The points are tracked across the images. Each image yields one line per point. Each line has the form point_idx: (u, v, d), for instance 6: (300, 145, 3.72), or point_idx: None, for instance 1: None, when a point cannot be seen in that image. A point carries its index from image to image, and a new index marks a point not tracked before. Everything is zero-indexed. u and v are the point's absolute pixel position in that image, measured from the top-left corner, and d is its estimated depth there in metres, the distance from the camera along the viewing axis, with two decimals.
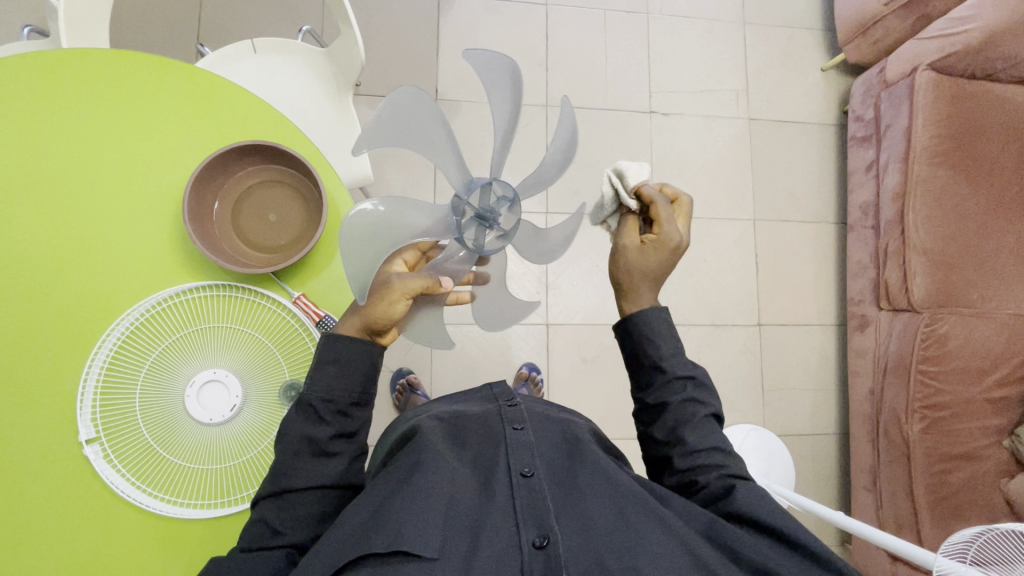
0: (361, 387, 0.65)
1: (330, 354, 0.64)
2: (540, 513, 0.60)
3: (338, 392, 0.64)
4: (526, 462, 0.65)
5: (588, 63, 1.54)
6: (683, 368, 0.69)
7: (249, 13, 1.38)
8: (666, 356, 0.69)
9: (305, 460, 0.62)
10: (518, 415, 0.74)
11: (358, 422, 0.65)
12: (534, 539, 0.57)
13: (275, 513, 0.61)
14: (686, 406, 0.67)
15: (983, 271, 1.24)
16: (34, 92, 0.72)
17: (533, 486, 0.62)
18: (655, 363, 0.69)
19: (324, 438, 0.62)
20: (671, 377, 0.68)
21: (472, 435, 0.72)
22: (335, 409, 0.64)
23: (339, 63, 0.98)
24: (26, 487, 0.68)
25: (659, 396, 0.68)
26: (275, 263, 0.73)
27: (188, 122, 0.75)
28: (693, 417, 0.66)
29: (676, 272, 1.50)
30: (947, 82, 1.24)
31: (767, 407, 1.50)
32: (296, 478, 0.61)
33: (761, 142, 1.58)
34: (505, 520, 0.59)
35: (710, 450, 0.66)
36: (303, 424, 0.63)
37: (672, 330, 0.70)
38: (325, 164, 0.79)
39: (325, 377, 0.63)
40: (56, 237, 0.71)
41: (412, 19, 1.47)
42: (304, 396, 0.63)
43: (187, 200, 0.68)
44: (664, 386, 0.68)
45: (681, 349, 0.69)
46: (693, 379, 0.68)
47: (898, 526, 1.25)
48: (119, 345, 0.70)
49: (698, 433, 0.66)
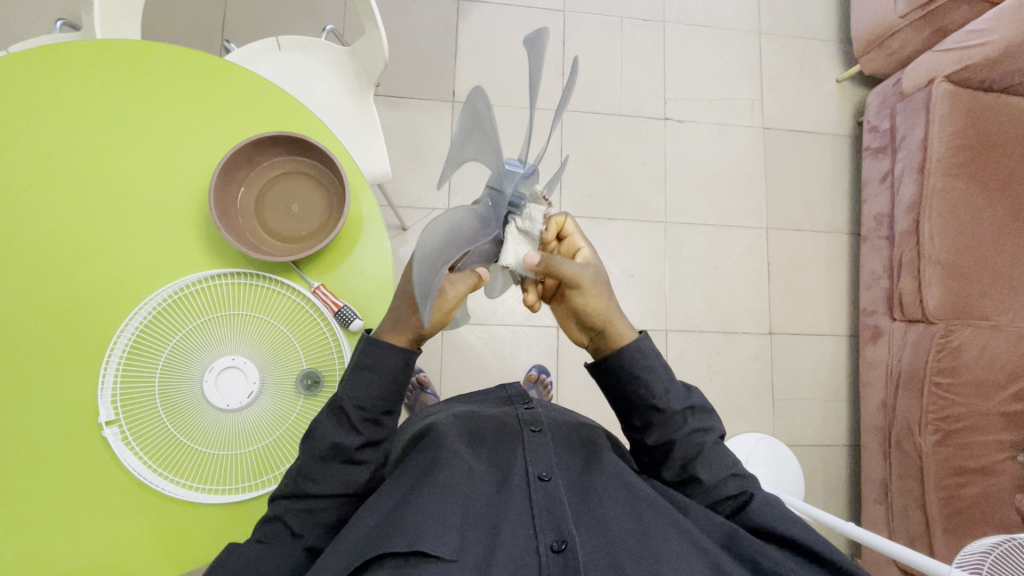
0: (395, 396, 0.63)
1: (367, 361, 0.61)
2: (558, 517, 0.59)
3: (372, 401, 0.62)
4: (544, 466, 0.65)
5: (605, 68, 1.55)
6: (680, 400, 0.66)
7: (273, 12, 1.41)
8: (660, 394, 0.66)
9: (331, 466, 0.62)
10: (535, 418, 0.74)
11: (386, 430, 0.65)
12: (551, 543, 0.57)
13: (296, 515, 0.62)
14: (692, 438, 0.65)
15: (998, 284, 1.23)
16: (67, 80, 0.74)
17: (550, 489, 0.62)
18: (651, 404, 0.66)
19: (353, 447, 0.62)
20: (672, 413, 0.65)
21: (488, 433, 0.72)
22: (368, 418, 0.63)
23: (362, 60, 1.00)
24: (45, 468, 0.68)
25: (663, 436, 0.66)
26: (296, 253, 0.74)
27: (215, 111, 0.77)
28: (701, 450, 0.65)
29: (688, 277, 1.50)
30: (964, 94, 1.24)
31: (776, 417, 1.49)
32: (321, 481, 0.62)
33: (775, 151, 1.59)
34: (523, 523, 0.59)
35: (724, 477, 0.64)
36: (333, 430, 0.62)
37: (663, 365, 0.67)
38: (346, 153, 0.80)
39: (361, 385, 0.62)
40: (83, 222, 0.72)
41: (431, 22, 1.49)
42: (337, 401, 0.62)
43: (213, 189, 0.70)
44: (666, 424, 0.66)
45: (672, 380, 0.67)
46: (691, 409, 0.67)
47: (909, 540, 1.23)
48: (140, 329, 0.71)
49: (710, 464, 0.65)
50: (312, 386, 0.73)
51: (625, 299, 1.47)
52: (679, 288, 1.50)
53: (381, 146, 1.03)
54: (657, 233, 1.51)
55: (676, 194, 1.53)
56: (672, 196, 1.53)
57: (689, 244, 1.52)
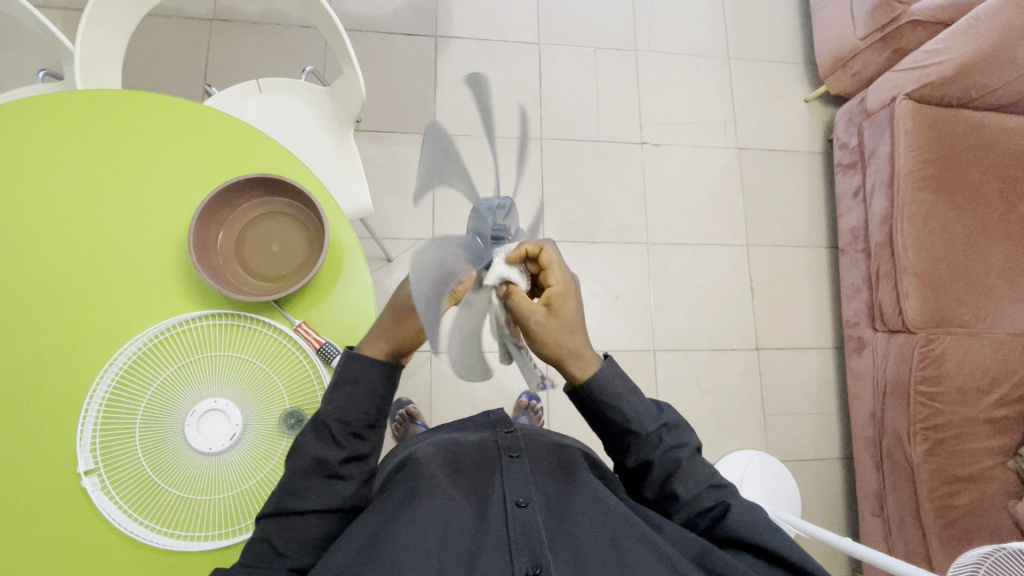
0: (377, 409, 0.63)
1: (349, 375, 0.61)
2: (534, 542, 0.59)
3: (353, 415, 0.62)
4: (522, 492, 0.64)
5: (581, 97, 1.59)
6: (652, 419, 0.65)
7: (255, 56, 1.44)
8: (632, 416, 0.64)
9: (312, 481, 0.61)
10: (515, 443, 0.73)
11: (370, 445, 0.64)
12: (526, 568, 0.56)
13: (277, 532, 0.60)
14: (669, 455, 0.64)
15: (974, 291, 1.26)
16: (51, 129, 0.75)
17: (527, 517, 0.62)
18: (625, 427, 0.64)
19: (335, 462, 0.61)
20: (646, 434, 0.64)
21: (469, 461, 0.71)
22: (350, 432, 0.62)
23: (341, 99, 1.02)
24: (23, 520, 0.67)
25: (640, 458, 0.65)
26: (276, 291, 0.74)
27: (195, 154, 0.78)
28: (678, 465, 0.64)
29: (673, 297, 1.52)
30: (926, 110, 1.29)
31: (769, 433, 1.49)
32: (303, 497, 0.61)
33: (751, 170, 1.63)
34: (499, 551, 0.58)
35: (703, 489, 0.64)
36: (314, 445, 0.61)
37: (631, 388, 0.65)
38: (324, 190, 0.81)
39: (342, 397, 0.61)
40: (63, 269, 0.72)
41: (411, 59, 1.54)
42: (318, 416, 0.62)
43: (193, 231, 0.70)
44: (641, 445, 0.65)
45: (642, 401, 0.65)
46: (665, 426, 0.65)
47: (909, 553, 1.23)
48: (121, 374, 0.71)
49: (688, 479, 0.64)
50: (296, 425, 0.73)
51: (613, 321, 1.48)
52: (665, 307, 1.51)
53: (363, 182, 1.05)
54: (640, 254, 1.53)
55: (658, 215, 1.56)
56: (654, 219, 1.56)
57: (672, 264, 1.54)
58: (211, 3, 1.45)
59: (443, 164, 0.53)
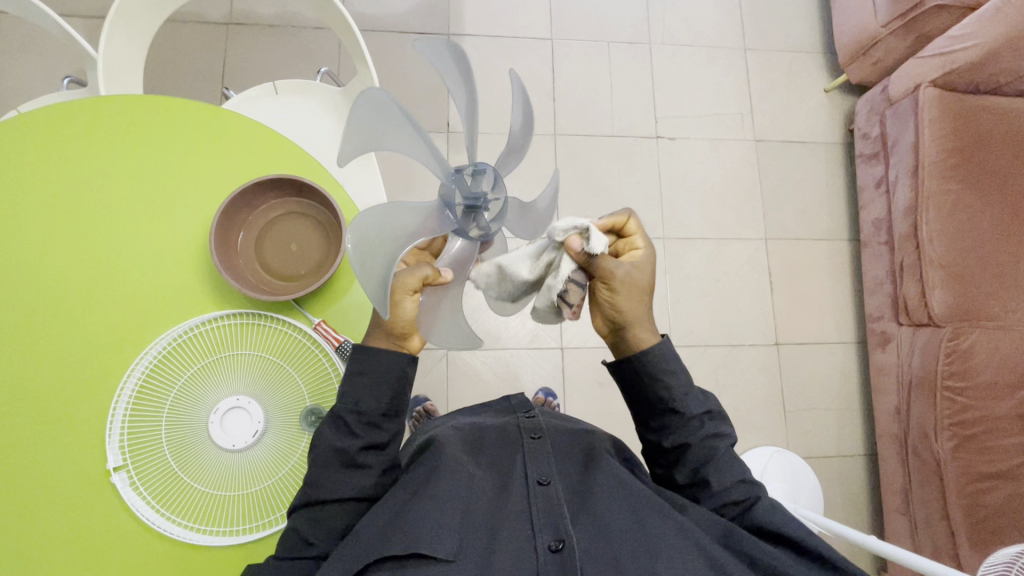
0: (390, 399, 0.64)
1: (357, 366, 0.63)
2: (556, 517, 0.59)
3: (367, 404, 0.63)
4: (543, 471, 0.65)
5: (594, 91, 1.58)
6: (698, 404, 0.66)
7: (270, 58, 1.46)
8: (679, 396, 0.65)
9: (333, 471, 0.62)
10: (536, 427, 0.74)
11: (387, 434, 0.64)
12: (550, 542, 0.57)
13: (307, 523, 0.61)
14: (707, 443, 0.64)
15: (1004, 283, 1.22)
16: (75, 135, 0.77)
17: (549, 493, 0.62)
18: (669, 406, 0.65)
19: (353, 450, 0.62)
20: (689, 416, 0.65)
21: (488, 444, 0.72)
22: (365, 421, 0.63)
23: (356, 100, 1.03)
24: (54, 516, 0.69)
25: (677, 439, 0.65)
26: (296, 291, 0.75)
27: (215, 156, 0.79)
28: (714, 453, 0.64)
29: (690, 292, 1.51)
30: (951, 98, 1.25)
31: (790, 429, 1.47)
32: (327, 487, 0.62)
33: (768, 162, 1.60)
34: (521, 524, 0.59)
35: (733, 482, 0.64)
36: (331, 435, 0.63)
37: (683, 368, 0.66)
38: (338, 188, 0.82)
39: (354, 388, 0.63)
40: (88, 273, 0.74)
41: (424, 58, 1.54)
42: (334, 408, 0.63)
43: (214, 233, 0.72)
44: (682, 427, 0.65)
45: (692, 385, 0.66)
46: (709, 413, 0.66)
47: (936, 552, 1.20)
48: (145, 374, 0.72)
49: (722, 469, 0.64)
50: (316, 423, 0.74)
51: None
52: (681, 303, 1.50)
53: (378, 181, 1.05)
54: (656, 250, 1.52)
55: (673, 211, 1.54)
56: (669, 213, 1.54)
57: (689, 259, 1.52)
58: (226, 7, 1.47)
59: (376, 128, 0.62)
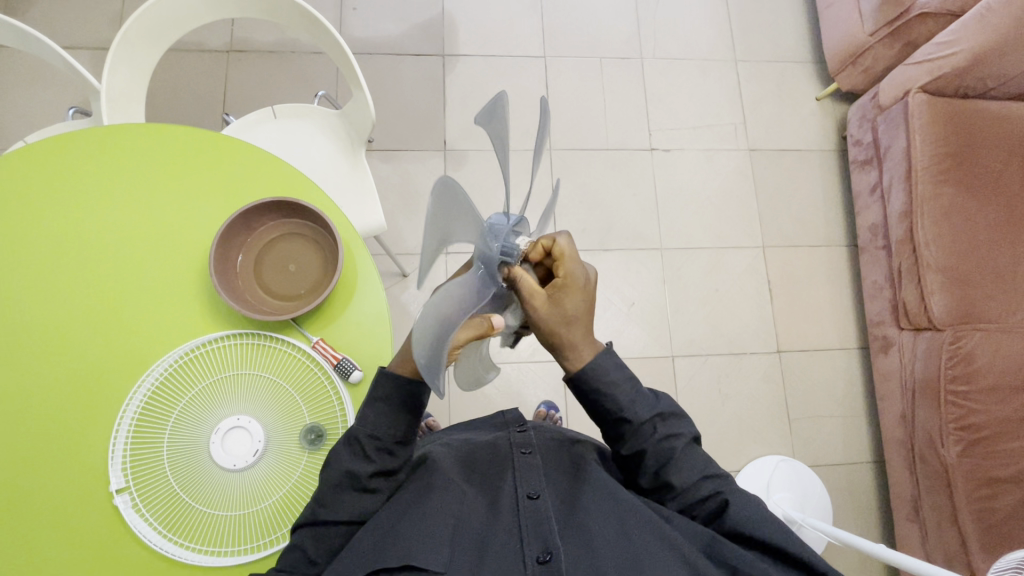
0: (407, 426, 0.64)
1: (379, 392, 0.63)
2: (544, 530, 0.60)
3: (384, 430, 0.63)
4: (533, 486, 0.65)
5: (587, 107, 1.61)
6: (647, 407, 0.65)
7: (270, 84, 1.50)
8: (626, 405, 0.64)
9: (343, 494, 0.62)
10: (527, 440, 0.74)
11: (400, 460, 0.65)
12: (537, 555, 0.57)
13: (311, 541, 0.61)
14: (664, 445, 0.64)
15: (1002, 285, 1.21)
16: (78, 164, 0.80)
17: (538, 509, 0.62)
18: (619, 416, 0.65)
19: (367, 475, 0.63)
20: (640, 423, 0.64)
21: (480, 459, 0.73)
22: (381, 447, 0.63)
23: (352, 121, 1.05)
24: (58, 538, 0.70)
25: (635, 446, 0.65)
26: (294, 310, 0.76)
27: (213, 179, 0.81)
28: (672, 454, 0.64)
29: (688, 301, 1.51)
30: (940, 103, 1.27)
31: (795, 437, 1.46)
32: (334, 508, 0.62)
33: (763, 170, 1.61)
34: (508, 541, 0.59)
35: (697, 479, 0.63)
36: (347, 459, 0.62)
37: (626, 375, 0.65)
38: (337, 211, 0.83)
39: (375, 414, 0.63)
40: (91, 298, 0.76)
41: (421, 78, 1.57)
42: (351, 430, 0.63)
43: (213, 255, 0.73)
44: (636, 434, 0.65)
45: (638, 389, 0.65)
46: (660, 415, 0.65)
47: (947, 559, 1.18)
48: (147, 398, 0.73)
49: (682, 467, 0.63)
50: (316, 441, 0.74)
51: (629, 327, 1.47)
52: (681, 312, 1.50)
53: (375, 201, 1.07)
54: (654, 260, 1.52)
55: (669, 221, 1.55)
56: (665, 223, 1.55)
57: (687, 269, 1.53)
58: (227, 35, 1.51)
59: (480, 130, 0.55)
